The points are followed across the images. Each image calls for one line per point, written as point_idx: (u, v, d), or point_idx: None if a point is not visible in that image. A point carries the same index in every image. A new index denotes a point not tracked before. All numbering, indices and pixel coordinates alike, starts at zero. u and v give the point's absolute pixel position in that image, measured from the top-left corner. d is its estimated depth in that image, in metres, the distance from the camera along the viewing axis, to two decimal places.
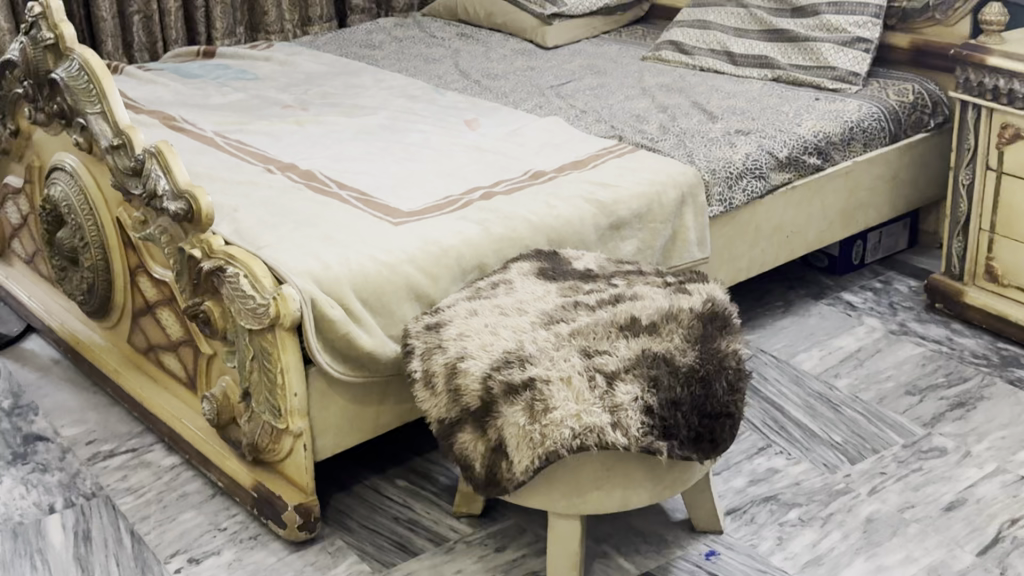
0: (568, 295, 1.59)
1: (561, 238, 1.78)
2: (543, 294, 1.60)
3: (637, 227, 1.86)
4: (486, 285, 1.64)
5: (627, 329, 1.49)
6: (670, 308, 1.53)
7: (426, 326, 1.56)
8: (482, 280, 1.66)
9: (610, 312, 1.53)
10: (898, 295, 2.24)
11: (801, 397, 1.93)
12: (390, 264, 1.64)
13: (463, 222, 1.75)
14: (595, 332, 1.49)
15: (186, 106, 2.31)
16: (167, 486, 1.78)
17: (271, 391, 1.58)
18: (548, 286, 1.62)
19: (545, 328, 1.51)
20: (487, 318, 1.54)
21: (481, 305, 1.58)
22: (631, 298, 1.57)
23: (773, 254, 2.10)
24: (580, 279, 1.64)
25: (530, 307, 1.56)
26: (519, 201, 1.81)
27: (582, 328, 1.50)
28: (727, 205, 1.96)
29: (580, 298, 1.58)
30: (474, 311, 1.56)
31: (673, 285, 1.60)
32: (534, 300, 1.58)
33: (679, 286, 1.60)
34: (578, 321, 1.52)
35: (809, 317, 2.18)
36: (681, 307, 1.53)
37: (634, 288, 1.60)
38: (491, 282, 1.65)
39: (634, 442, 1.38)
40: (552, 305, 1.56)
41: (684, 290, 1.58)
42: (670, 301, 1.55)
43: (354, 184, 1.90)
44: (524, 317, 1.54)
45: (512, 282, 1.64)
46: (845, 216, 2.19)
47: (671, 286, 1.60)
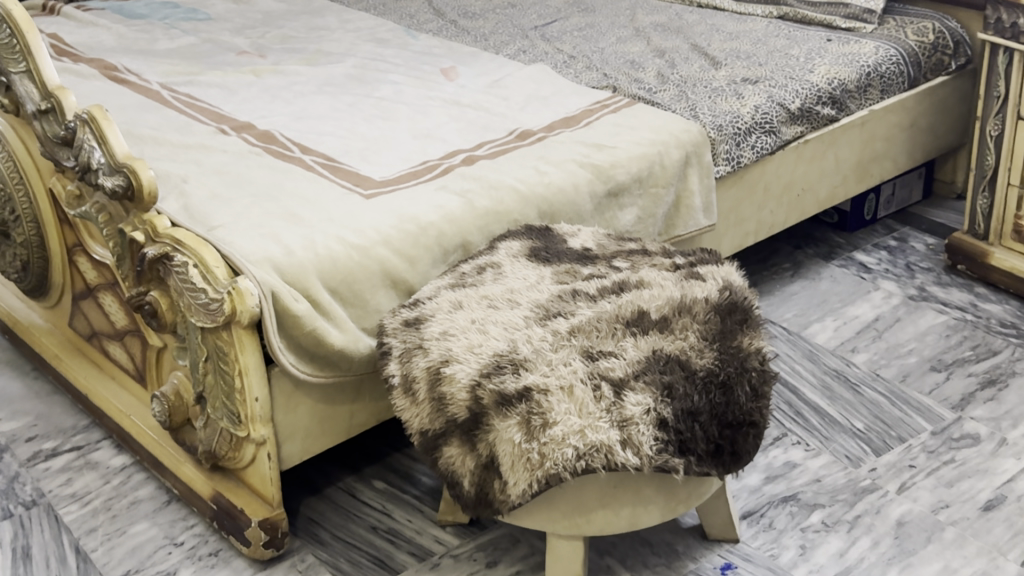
0: (565, 282, 1.40)
1: (553, 210, 1.59)
2: (537, 283, 1.40)
3: (636, 192, 1.67)
4: (471, 271, 1.45)
5: (635, 324, 1.31)
6: (682, 298, 1.34)
7: (404, 320, 1.37)
8: (468, 264, 1.47)
9: (614, 304, 1.34)
10: (915, 254, 2.06)
11: (815, 375, 1.76)
12: (363, 249, 1.44)
13: (444, 194, 1.55)
14: (598, 331, 1.30)
15: (131, 53, 2.09)
16: (117, 492, 1.60)
17: (229, 397, 1.39)
18: (541, 273, 1.43)
19: (542, 324, 1.32)
20: (474, 312, 1.35)
21: (468, 294, 1.39)
22: (637, 285, 1.38)
23: (784, 215, 1.91)
24: (578, 263, 1.45)
25: (524, 298, 1.37)
26: (506, 167, 1.62)
27: (583, 324, 1.31)
28: (734, 164, 1.76)
29: (579, 286, 1.39)
30: (460, 303, 1.37)
31: (683, 268, 1.42)
32: (527, 290, 1.39)
33: (690, 269, 1.41)
34: (578, 315, 1.33)
35: (820, 281, 1.99)
36: (695, 295, 1.35)
37: (639, 273, 1.41)
38: (477, 266, 1.45)
39: (647, 462, 1.20)
40: (548, 296, 1.37)
41: (696, 275, 1.40)
42: (682, 288, 1.36)
43: (320, 148, 1.70)
44: (518, 310, 1.35)
45: (501, 266, 1.44)
46: (860, 170, 2.00)
47: (681, 270, 1.41)
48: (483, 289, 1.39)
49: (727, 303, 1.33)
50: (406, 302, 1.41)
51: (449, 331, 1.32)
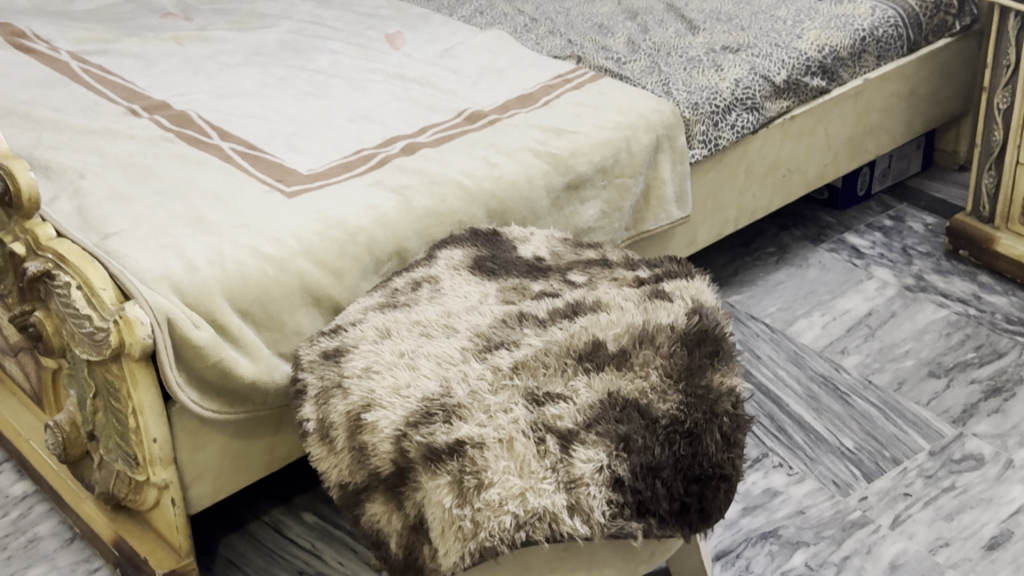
0: (510, 303, 1.21)
1: (504, 209, 1.40)
2: (478, 303, 1.22)
3: (599, 184, 1.47)
4: (403, 288, 1.25)
5: (588, 359, 1.12)
6: (644, 325, 1.16)
7: (322, 350, 1.18)
8: (400, 278, 1.28)
9: (565, 332, 1.16)
10: (913, 236, 1.87)
11: (800, 382, 1.58)
12: (280, 262, 1.25)
13: (377, 192, 1.36)
14: (544, 368, 1.12)
15: (42, 14, 1.87)
16: (15, 528, 1.42)
17: (124, 437, 1.20)
18: (484, 291, 1.24)
19: (480, 357, 1.14)
20: (404, 342, 1.16)
21: (398, 318, 1.20)
22: (594, 308, 1.19)
23: (768, 198, 1.72)
24: (527, 277, 1.26)
25: (462, 324, 1.18)
26: (450, 158, 1.42)
27: (528, 359, 1.12)
28: (711, 146, 1.57)
29: (527, 308, 1.20)
30: (389, 329, 1.18)
31: (648, 285, 1.23)
32: (466, 313, 1.20)
33: (655, 287, 1.22)
34: (524, 346, 1.14)
35: (808, 269, 1.81)
36: (658, 321, 1.16)
37: (596, 292, 1.22)
38: (411, 282, 1.26)
39: (599, 531, 1.01)
40: (491, 321, 1.19)
41: (661, 295, 1.21)
42: (644, 313, 1.17)
43: (241, 134, 1.50)
44: (454, 339, 1.16)
45: (438, 282, 1.25)
46: (852, 146, 1.80)
47: (645, 288, 1.23)
48: (417, 312, 1.21)
49: (695, 331, 1.15)
50: (326, 327, 1.22)
51: (372, 366, 1.14)
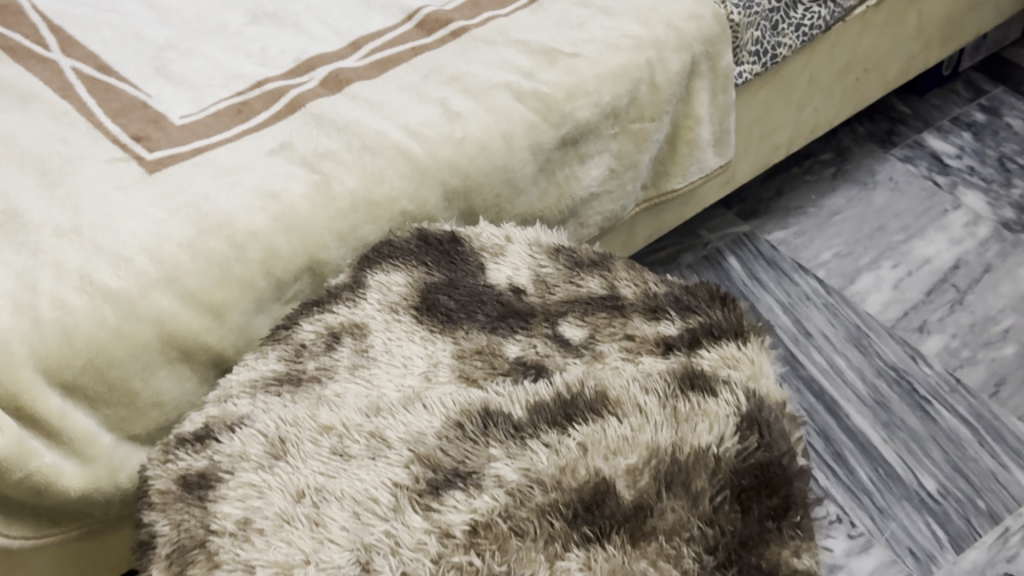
0: (471, 390, 0.80)
1: (469, 187, 0.96)
2: (422, 390, 0.81)
3: (608, 133, 1.03)
4: (313, 349, 0.84)
5: (588, 524, 0.71)
6: (673, 459, 0.74)
7: (180, 473, 0.77)
8: (305, 329, 0.85)
9: (554, 461, 0.75)
10: (1011, 143, 1.45)
11: (863, 379, 1.19)
12: (125, 302, 0.83)
13: (280, 164, 0.92)
14: (516, 535, 0.70)
15: None
16: None
17: None
18: (432, 365, 0.82)
19: (427, 513, 0.72)
20: (305, 471, 0.75)
21: (302, 421, 0.78)
22: (597, 410, 0.78)
23: (832, 108, 1.27)
24: (496, 334, 0.84)
25: (395, 433, 0.77)
26: (393, 98, 0.98)
27: (497, 522, 0.71)
28: (766, 59, 1.11)
29: (496, 402, 0.79)
30: (290, 447, 0.76)
31: (678, 354, 0.82)
32: (400, 409, 0.79)
33: (688, 361, 0.81)
34: (490, 486, 0.73)
35: (874, 191, 1.39)
36: (694, 447, 0.75)
37: (602, 373, 0.81)
38: (326, 342, 0.84)
39: None
40: (441, 428, 0.78)
41: (704, 386, 0.79)
42: (674, 431, 0.76)
43: (93, 46, 1.04)
44: (392, 465, 0.75)
45: (365, 346, 0.83)
46: (947, 28, 1.34)
47: (672, 365, 0.81)
48: (329, 409, 0.79)
49: (753, 474, 0.74)
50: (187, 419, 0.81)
51: (257, 522, 0.72)
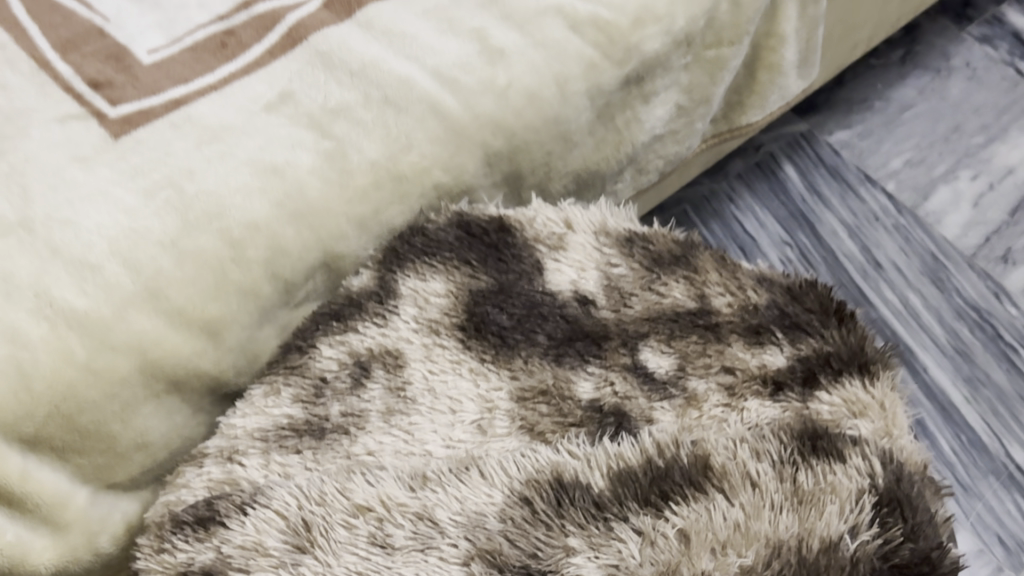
0: (538, 451, 0.64)
1: (516, 148, 0.78)
2: (476, 451, 0.65)
3: (678, 64, 0.84)
4: (335, 386, 0.68)
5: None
6: (800, 558, 0.59)
7: (179, 568, 0.61)
8: (323, 358, 0.69)
9: (651, 558, 0.59)
10: None
11: (941, 323, 1.04)
12: (96, 330, 0.64)
13: (282, 124, 0.71)
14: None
15: None
16: None
17: None
18: (486, 412, 0.66)
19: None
20: (338, 571, 0.59)
21: (329, 499, 0.62)
22: (698, 484, 0.63)
23: None
24: (561, 366, 0.69)
25: (447, 514, 0.61)
26: (425, 25, 0.76)
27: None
28: None
29: (572, 469, 0.63)
30: (319, 537, 0.60)
31: (791, 396, 0.67)
32: (451, 480, 0.63)
33: (804, 408, 0.66)
34: None
35: (949, 81, 1.21)
36: (825, 540, 0.60)
37: (698, 428, 0.66)
38: (353, 378, 0.68)
39: None
40: (506, 507, 0.62)
41: (831, 451, 0.64)
42: (797, 516, 0.61)
43: None
44: (456, 568, 0.59)
45: (401, 385, 0.68)
46: None
47: (786, 415, 0.66)
48: (362, 476, 0.63)
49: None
50: (184, 485, 0.65)
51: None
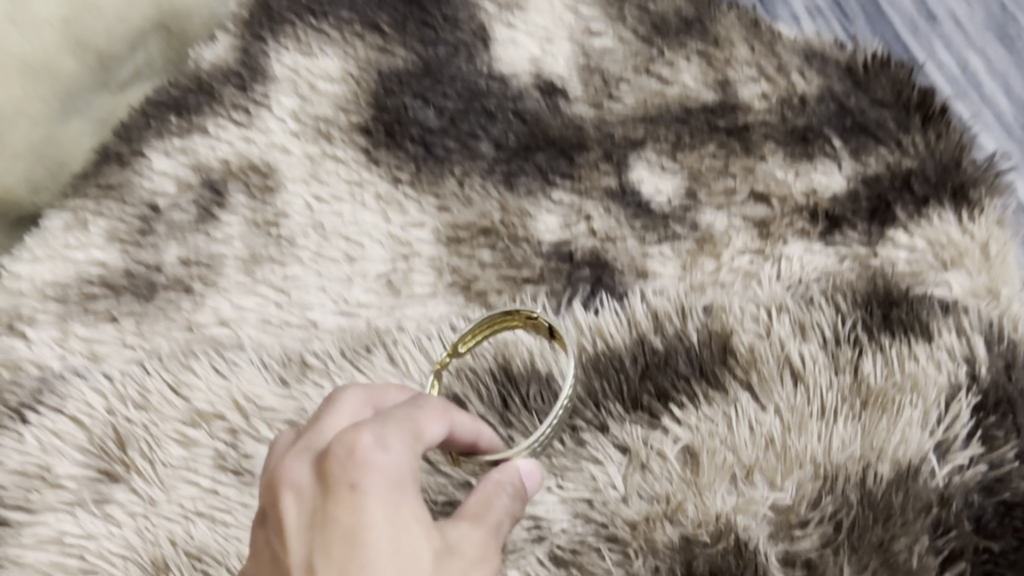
0: (479, 323, 0.43)
1: None
2: (384, 324, 0.44)
3: None
4: (170, 218, 0.48)
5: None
6: (864, 495, 0.39)
7: None
8: (155, 176, 0.50)
9: (641, 491, 0.40)
10: None
11: None
12: None
13: None
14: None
15: None
16: None
17: None
18: (399, 264, 0.46)
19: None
20: (167, 512, 0.39)
21: (155, 403, 0.41)
22: (713, 377, 0.42)
23: None
24: (515, 191, 0.49)
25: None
26: None
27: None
28: None
29: (525, 354, 0.43)
30: (141, 458, 0.40)
31: (843, 239, 0.46)
32: (345, 369, 0.42)
33: (868, 258, 0.45)
34: (519, 556, 0.39)
35: None
36: (900, 467, 0.39)
37: (712, 289, 0.45)
38: (200, 209, 0.48)
39: None
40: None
41: (912, 326, 0.43)
42: (859, 426, 0.40)
43: None
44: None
45: (271, 218, 0.47)
46: None
47: (843, 270, 0.45)
48: (209, 361, 0.43)
49: (1008, 529, 0.38)
50: None
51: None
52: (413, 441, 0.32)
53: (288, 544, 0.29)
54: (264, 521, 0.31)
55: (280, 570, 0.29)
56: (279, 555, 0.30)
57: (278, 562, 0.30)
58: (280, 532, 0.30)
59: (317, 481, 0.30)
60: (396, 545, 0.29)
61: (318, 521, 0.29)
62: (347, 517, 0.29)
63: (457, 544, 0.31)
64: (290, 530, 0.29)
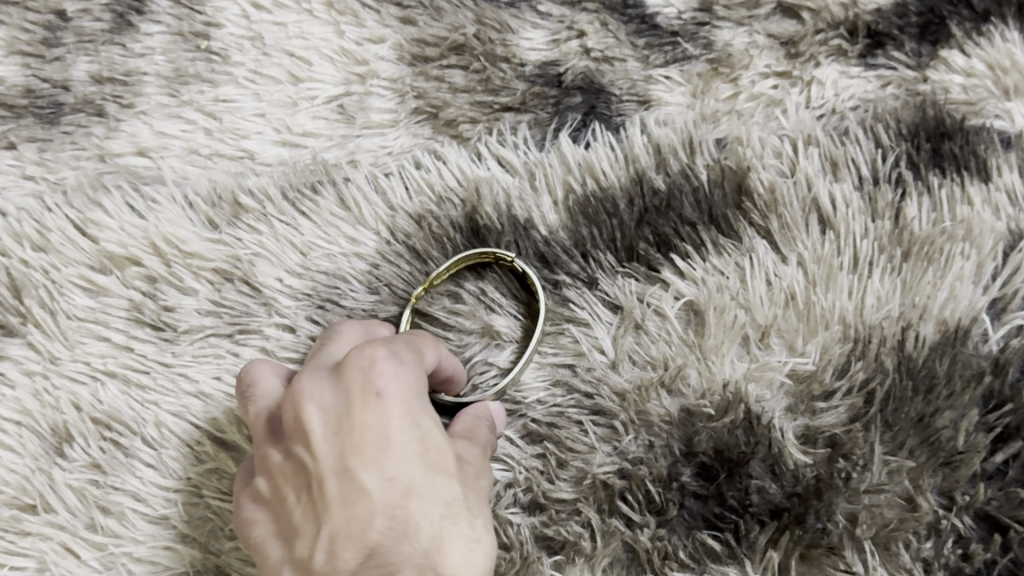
0: (445, 159, 0.38)
1: None
2: (333, 156, 0.38)
3: None
4: (79, 26, 0.40)
5: (711, 526, 0.31)
6: (902, 361, 0.32)
7: None
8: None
9: (634, 357, 0.34)
10: None
11: None
12: None
13: None
14: (549, 557, 0.31)
15: None
16: None
17: None
18: (354, 86, 0.39)
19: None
20: (70, 370, 0.33)
21: (55, 245, 0.35)
22: (725, 223, 0.36)
23: None
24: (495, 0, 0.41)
25: (276, 272, 0.35)
26: None
27: (508, 523, 0.31)
28: None
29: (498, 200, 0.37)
30: (40, 309, 0.34)
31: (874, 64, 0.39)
32: (286, 212, 0.36)
33: (913, 86, 0.39)
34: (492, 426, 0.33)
35: None
36: (947, 329, 0.32)
37: (727, 119, 0.39)
38: (116, 15, 0.40)
39: None
40: (381, 263, 0.35)
41: (967, 163, 0.36)
42: (898, 281, 0.34)
43: None
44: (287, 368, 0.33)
45: (200, 28, 0.40)
46: None
47: (886, 97, 0.39)
48: (123, 196, 0.36)
49: None
50: None
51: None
52: (419, 359, 0.29)
53: (315, 449, 0.27)
54: (277, 437, 0.28)
55: (306, 488, 0.27)
56: (303, 460, 0.27)
57: (303, 469, 0.27)
58: (301, 441, 0.27)
59: (333, 386, 0.27)
60: (424, 446, 0.27)
61: (343, 425, 0.26)
62: (375, 422, 0.26)
63: (465, 455, 0.29)
64: (313, 437, 0.27)
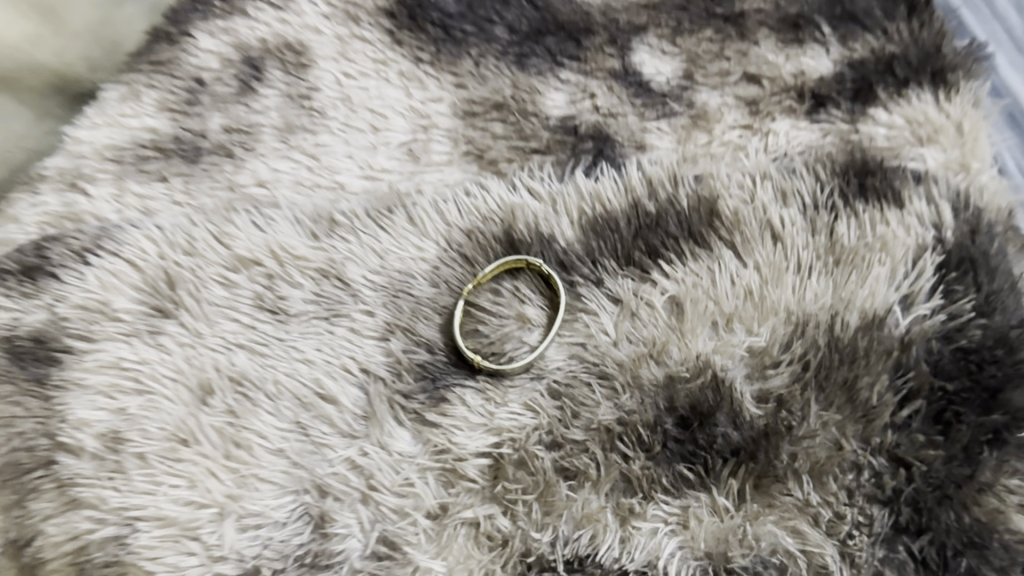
0: (488, 189, 0.50)
1: None
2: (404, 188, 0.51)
3: None
4: (212, 91, 0.55)
5: (686, 460, 0.41)
6: (832, 340, 0.43)
7: None
8: (200, 52, 0.56)
9: (631, 334, 0.44)
10: None
11: None
12: None
13: None
14: (564, 481, 0.41)
15: None
16: None
17: None
18: (419, 134, 0.53)
19: (414, 433, 0.42)
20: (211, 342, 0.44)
21: (199, 250, 0.47)
22: (700, 237, 0.47)
23: None
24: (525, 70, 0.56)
25: (362, 271, 0.47)
26: None
27: (535, 456, 0.41)
28: None
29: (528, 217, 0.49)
30: (189, 298, 0.45)
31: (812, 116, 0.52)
32: (369, 227, 0.48)
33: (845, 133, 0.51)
34: (525, 382, 0.44)
35: None
36: (867, 316, 0.43)
37: (704, 160, 0.51)
38: (240, 82, 0.55)
39: None
40: (440, 266, 0.48)
41: (884, 194, 0.47)
42: (831, 281, 0.44)
43: None
44: (371, 342, 0.45)
45: (303, 91, 0.54)
46: None
47: (826, 145, 0.50)
48: (247, 217, 0.48)
49: (962, 369, 0.42)
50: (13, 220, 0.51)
51: (133, 444, 0.40)
52: None
53: None
54: None
55: None
56: None
57: None
58: None
59: None
60: None
61: None
62: None
63: None
64: None
